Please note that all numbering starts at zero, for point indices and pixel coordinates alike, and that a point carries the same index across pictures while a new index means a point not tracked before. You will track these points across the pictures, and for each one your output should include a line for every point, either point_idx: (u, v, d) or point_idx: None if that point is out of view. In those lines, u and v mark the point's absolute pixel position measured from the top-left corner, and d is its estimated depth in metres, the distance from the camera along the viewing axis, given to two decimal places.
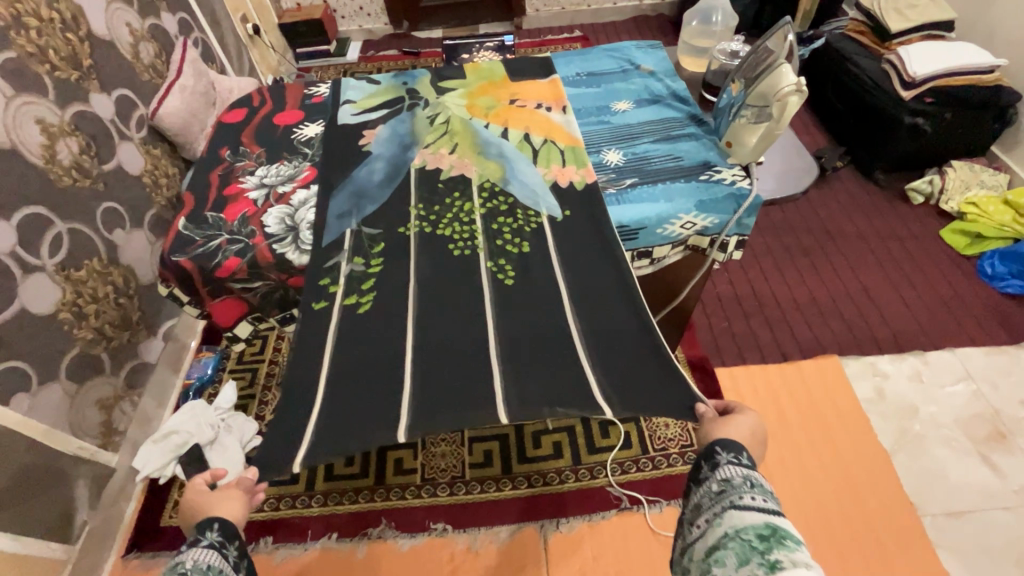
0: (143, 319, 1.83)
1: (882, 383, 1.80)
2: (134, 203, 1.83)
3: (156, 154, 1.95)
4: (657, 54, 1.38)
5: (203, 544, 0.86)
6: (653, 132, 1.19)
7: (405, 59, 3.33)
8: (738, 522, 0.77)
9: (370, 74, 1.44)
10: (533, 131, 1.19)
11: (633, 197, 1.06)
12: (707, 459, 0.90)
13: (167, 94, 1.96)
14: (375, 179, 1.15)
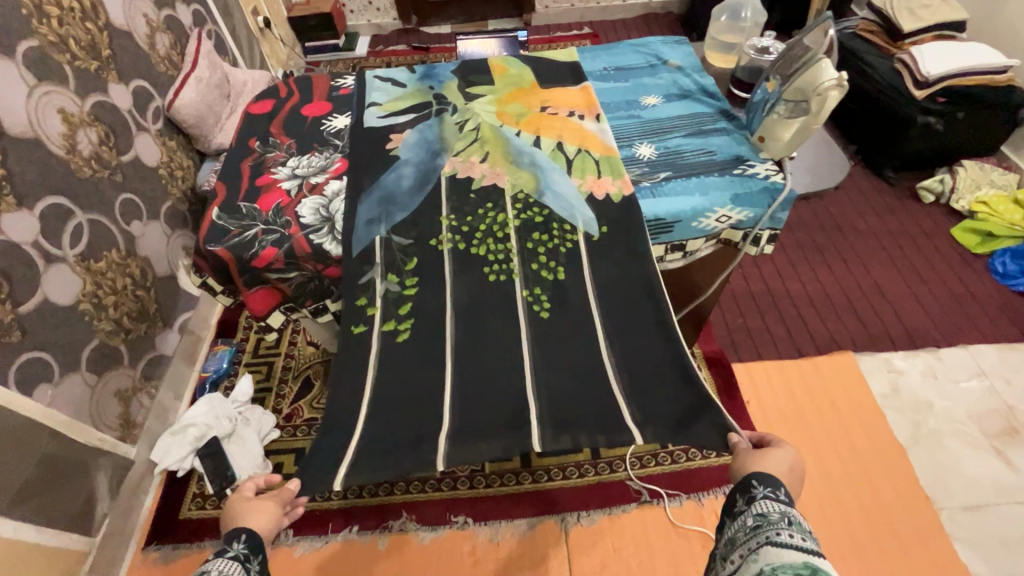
0: (160, 312, 1.82)
1: (897, 379, 1.82)
2: (150, 195, 1.82)
3: (172, 146, 1.94)
4: (685, 50, 1.39)
5: (227, 556, 0.80)
6: (685, 127, 1.19)
7: (414, 54, 3.33)
8: (775, 561, 0.66)
9: (393, 73, 1.40)
10: (566, 140, 1.18)
11: (668, 191, 1.07)
12: (741, 491, 0.79)
13: (183, 86, 1.95)
14: (404, 185, 1.12)
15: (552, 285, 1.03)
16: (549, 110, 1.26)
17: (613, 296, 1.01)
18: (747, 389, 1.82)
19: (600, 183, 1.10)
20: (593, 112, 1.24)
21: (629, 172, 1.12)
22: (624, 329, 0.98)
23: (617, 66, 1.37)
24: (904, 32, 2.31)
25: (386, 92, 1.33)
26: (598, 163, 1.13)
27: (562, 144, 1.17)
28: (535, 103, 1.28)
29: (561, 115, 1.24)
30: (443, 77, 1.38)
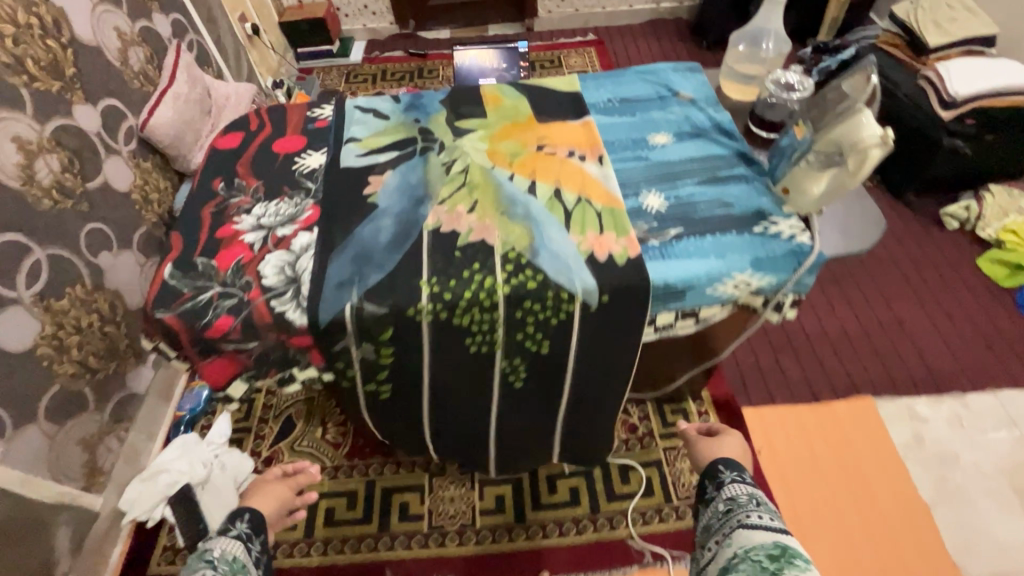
0: (131, 348, 1.70)
1: (920, 427, 1.70)
2: (122, 223, 1.70)
3: (147, 167, 1.82)
4: (698, 80, 1.26)
5: (231, 535, 1.04)
6: (698, 173, 1.06)
7: (412, 61, 3.19)
8: (748, 541, 0.93)
9: (377, 100, 1.27)
10: (566, 187, 1.05)
11: (679, 251, 0.94)
12: (713, 481, 1.13)
13: (159, 104, 1.83)
14: (381, 239, 0.99)
15: (534, 354, 1.00)
16: (546, 148, 1.13)
17: (602, 365, 1.04)
18: (759, 437, 1.70)
19: (601, 241, 0.96)
20: (594, 153, 1.11)
21: (634, 227, 0.99)
22: (589, 384, 1.09)
23: (623, 97, 1.24)
24: (931, 46, 2.16)
25: (367, 125, 1.21)
26: (598, 216, 1.00)
27: (559, 192, 1.05)
28: (529, 141, 1.15)
29: (559, 156, 1.11)
30: (431, 108, 1.25)
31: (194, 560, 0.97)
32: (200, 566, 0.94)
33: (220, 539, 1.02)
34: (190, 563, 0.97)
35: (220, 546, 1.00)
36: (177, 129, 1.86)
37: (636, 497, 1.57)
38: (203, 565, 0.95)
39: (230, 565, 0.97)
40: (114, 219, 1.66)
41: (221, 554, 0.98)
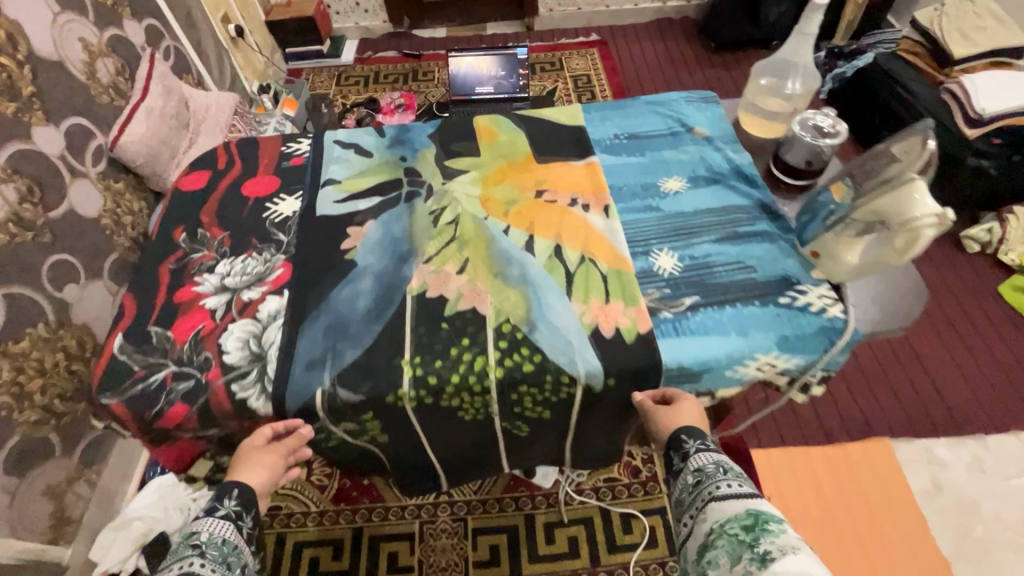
0: None
1: (939, 472, 1.60)
2: (90, 251, 1.59)
3: (119, 189, 1.71)
4: (716, 116, 1.20)
5: (218, 514, 0.81)
6: (713, 227, 1.01)
7: (406, 62, 3.04)
8: (721, 517, 0.75)
9: (358, 136, 1.21)
10: (569, 244, 0.95)
11: (699, 326, 0.89)
12: (675, 449, 0.89)
13: (131, 119, 1.70)
14: (357, 308, 0.95)
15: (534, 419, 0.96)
16: (546, 194, 1.03)
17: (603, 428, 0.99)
18: (767, 481, 1.60)
19: (609, 310, 0.90)
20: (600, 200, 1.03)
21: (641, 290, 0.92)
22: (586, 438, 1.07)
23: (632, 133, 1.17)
24: (955, 58, 2.05)
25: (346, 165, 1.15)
26: (604, 278, 0.93)
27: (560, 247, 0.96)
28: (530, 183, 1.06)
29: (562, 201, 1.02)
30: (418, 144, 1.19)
31: (176, 545, 0.75)
32: (183, 554, 0.73)
33: (206, 518, 0.79)
34: (170, 548, 0.76)
35: (207, 526, 0.78)
36: (150, 147, 1.74)
37: (639, 548, 1.48)
38: (187, 552, 0.73)
39: (221, 551, 0.76)
40: (82, 248, 1.55)
41: (208, 538, 0.77)
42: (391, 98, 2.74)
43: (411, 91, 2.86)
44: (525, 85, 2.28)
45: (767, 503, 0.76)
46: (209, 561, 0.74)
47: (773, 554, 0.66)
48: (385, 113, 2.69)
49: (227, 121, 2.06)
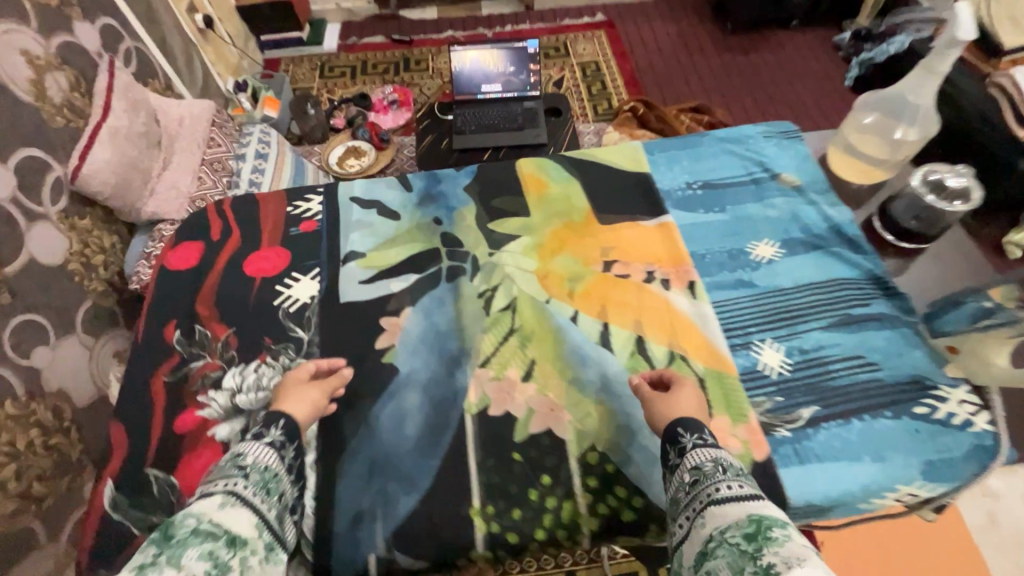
0: (87, 454, 1.41)
1: (994, 506, 1.53)
2: (58, 304, 1.39)
3: (84, 226, 1.49)
4: (801, 164, 1.31)
5: (264, 441, 0.84)
6: (822, 313, 1.09)
7: (395, 49, 2.75)
8: (721, 523, 0.68)
9: (376, 195, 1.31)
10: (654, 338, 1.06)
11: (825, 447, 0.94)
12: (672, 443, 0.85)
13: (92, 144, 1.46)
14: (408, 433, 1.00)
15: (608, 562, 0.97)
16: (619, 270, 1.15)
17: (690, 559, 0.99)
18: (833, 559, 1.48)
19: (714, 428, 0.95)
20: (685, 283, 1.12)
21: (749, 397, 1.00)
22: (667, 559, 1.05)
23: (707, 180, 1.30)
24: (1006, 49, 1.91)
25: (369, 240, 1.23)
26: (707, 384, 1.00)
27: (651, 344, 1.05)
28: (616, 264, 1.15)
29: (652, 287, 1.12)
30: (443, 213, 1.28)
31: (222, 463, 0.78)
32: (229, 471, 0.76)
33: (252, 443, 0.82)
34: (218, 466, 0.78)
35: (252, 451, 0.81)
36: (118, 176, 1.50)
37: None
38: (232, 472, 0.76)
39: (263, 475, 0.78)
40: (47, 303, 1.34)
41: (253, 461, 0.79)
42: (383, 93, 2.52)
43: (403, 85, 2.59)
44: (538, 82, 2.03)
45: (773, 507, 0.69)
46: (252, 483, 0.76)
47: (779, 569, 0.58)
48: (378, 110, 2.48)
49: (204, 136, 1.76)
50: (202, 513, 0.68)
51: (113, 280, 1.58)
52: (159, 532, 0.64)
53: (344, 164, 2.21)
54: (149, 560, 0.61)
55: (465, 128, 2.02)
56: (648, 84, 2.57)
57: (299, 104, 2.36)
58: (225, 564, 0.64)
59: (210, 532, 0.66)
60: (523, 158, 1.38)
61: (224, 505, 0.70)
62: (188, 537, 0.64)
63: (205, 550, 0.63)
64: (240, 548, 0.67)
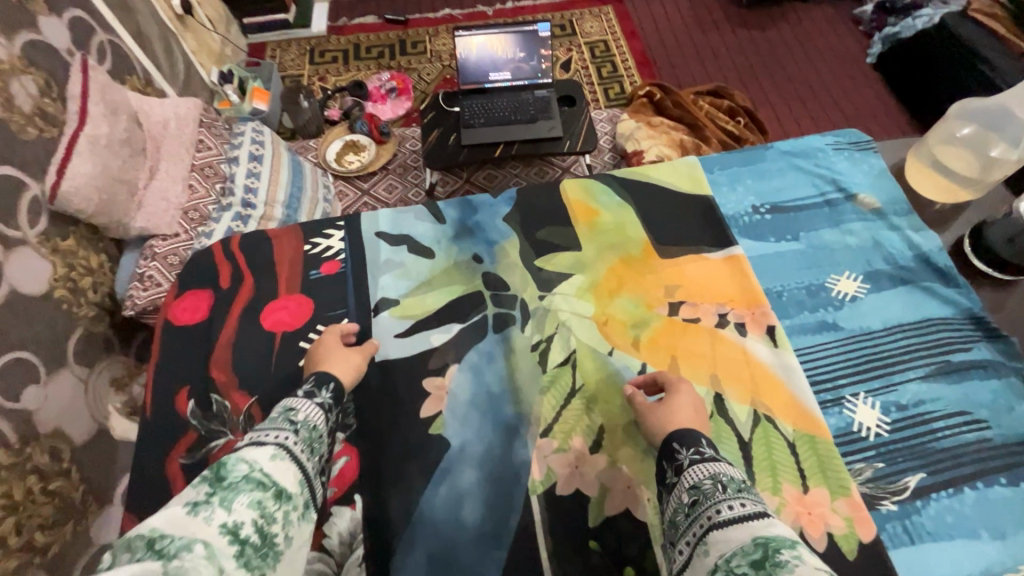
0: (90, 493, 1.31)
1: None
2: (48, 337, 1.26)
3: (69, 248, 1.35)
4: (874, 182, 1.29)
5: (315, 402, 0.89)
6: (918, 360, 1.05)
7: (389, 30, 2.55)
8: (725, 550, 0.67)
9: (405, 231, 1.25)
10: (737, 397, 1.00)
11: (937, 520, 0.90)
12: (669, 461, 0.86)
13: (70, 158, 1.29)
14: (466, 519, 0.92)
15: None
16: (693, 312, 1.11)
17: None
18: None
19: (813, 503, 0.90)
20: (764, 328, 1.08)
21: (846, 463, 0.95)
22: None
23: (773, 203, 1.27)
24: None
25: (402, 283, 1.18)
26: (800, 450, 0.95)
27: (732, 402, 1.00)
28: (682, 308, 1.11)
29: (726, 334, 1.07)
30: (481, 249, 1.23)
31: (274, 417, 0.83)
32: (281, 426, 0.80)
33: (303, 401, 0.87)
34: (270, 419, 0.83)
35: (303, 409, 0.86)
36: (103, 191, 1.34)
37: None
38: (284, 426, 0.80)
39: (310, 434, 0.83)
40: (32, 338, 1.22)
41: (304, 420, 0.84)
42: (379, 81, 2.31)
43: (401, 71, 2.40)
44: (551, 69, 1.86)
45: (776, 527, 0.69)
46: (300, 440, 0.80)
47: None
48: (375, 100, 2.27)
49: (192, 139, 1.59)
50: (255, 462, 0.71)
51: (104, 303, 1.44)
52: (213, 472, 0.67)
53: (343, 160, 2.03)
54: (203, 500, 0.62)
55: (474, 121, 1.84)
56: (661, 65, 2.36)
57: (290, 95, 2.18)
58: (270, 516, 0.66)
59: (260, 482, 0.68)
60: (568, 180, 1.32)
61: (275, 457, 0.73)
62: (240, 483, 0.66)
63: (254, 499, 0.66)
64: (284, 501, 0.69)
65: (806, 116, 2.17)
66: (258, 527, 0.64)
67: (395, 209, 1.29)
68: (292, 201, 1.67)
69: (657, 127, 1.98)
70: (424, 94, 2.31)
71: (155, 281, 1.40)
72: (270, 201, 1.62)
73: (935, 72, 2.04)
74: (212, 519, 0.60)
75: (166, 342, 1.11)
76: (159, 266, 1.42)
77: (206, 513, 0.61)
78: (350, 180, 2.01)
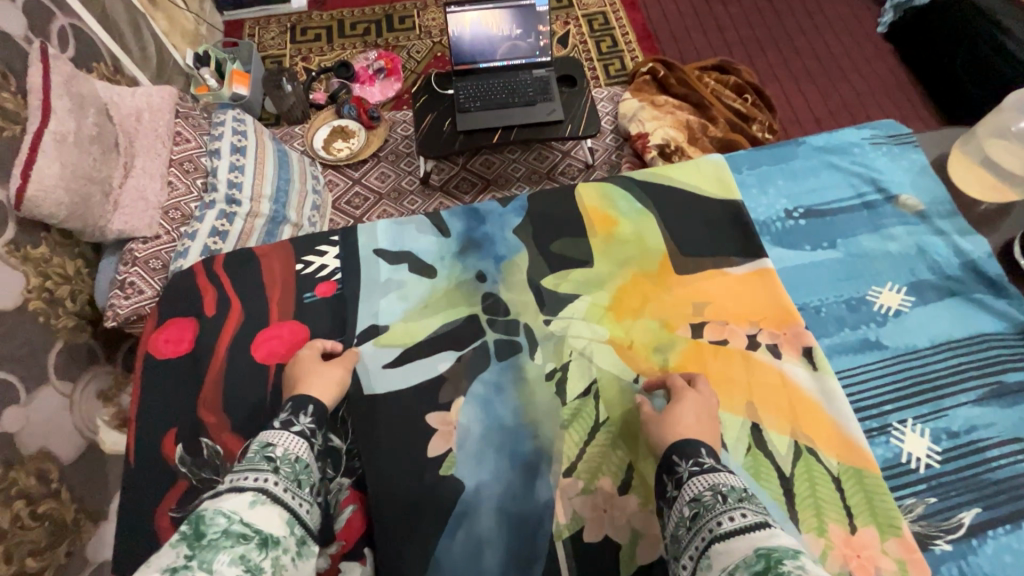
0: (84, 511, 1.16)
1: None
2: (24, 353, 1.10)
3: (43, 254, 1.17)
4: (916, 181, 1.29)
5: (294, 431, 0.81)
6: (969, 382, 1.04)
7: (373, 6, 2.37)
8: (727, 563, 0.63)
9: (404, 246, 1.20)
10: (778, 426, 0.98)
11: (995, 556, 0.88)
12: (669, 474, 0.81)
13: (35, 157, 1.10)
14: (488, 568, 0.88)
15: None
16: (730, 330, 1.08)
17: None
18: None
19: (861, 545, 0.88)
20: (800, 350, 1.05)
21: (895, 500, 0.93)
22: None
23: (807, 206, 1.26)
24: None
25: (399, 305, 1.12)
26: (846, 486, 0.93)
27: (772, 432, 0.98)
28: (711, 326, 1.08)
29: (760, 357, 1.05)
30: (485, 265, 1.18)
31: (251, 456, 0.75)
32: (258, 466, 0.72)
33: (280, 433, 0.80)
34: (247, 457, 0.75)
35: (281, 442, 0.78)
36: (74, 193, 1.15)
37: None
38: (263, 465, 0.73)
39: (294, 468, 0.76)
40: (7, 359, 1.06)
41: (283, 454, 0.76)
42: (366, 60, 2.16)
43: (389, 49, 2.25)
44: (549, 46, 1.74)
45: (778, 536, 0.64)
46: (283, 478, 0.73)
47: None
48: (363, 82, 2.13)
49: (169, 131, 1.41)
50: (233, 512, 0.63)
51: (84, 313, 1.26)
52: (189, 527, 0.59)
53: (331, 148, 1.92)
54: (181, 564, 0.55)
55: (469, 105, 1.71)
56: (662, 38, 2.20)
57: (272, 79, 2.02)
58: (258, 567, 0.59)
59: (243, 533, 0.61)
60: (583, 184, 1.29)
61: (255, 503, 0.66)
62: (219, 538, 0.59)
63: (237, 553, 0.58)
64: (272, 548, 0.63)
65: (814, 93, 2.06)
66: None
67: (394, 222, 1.24)
68: (280, 196, 1.50)
69: (662, 107, 1.88)
70: (413, 74, 2.17)
71: (138, 288, 1.24)
72: (257, 195, 1.44)
73: (948, 41, 1.94)
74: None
75: (146, 377, 1.06)
76: (141, 271, 1.26)
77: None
78: (340, 168, 1.90)
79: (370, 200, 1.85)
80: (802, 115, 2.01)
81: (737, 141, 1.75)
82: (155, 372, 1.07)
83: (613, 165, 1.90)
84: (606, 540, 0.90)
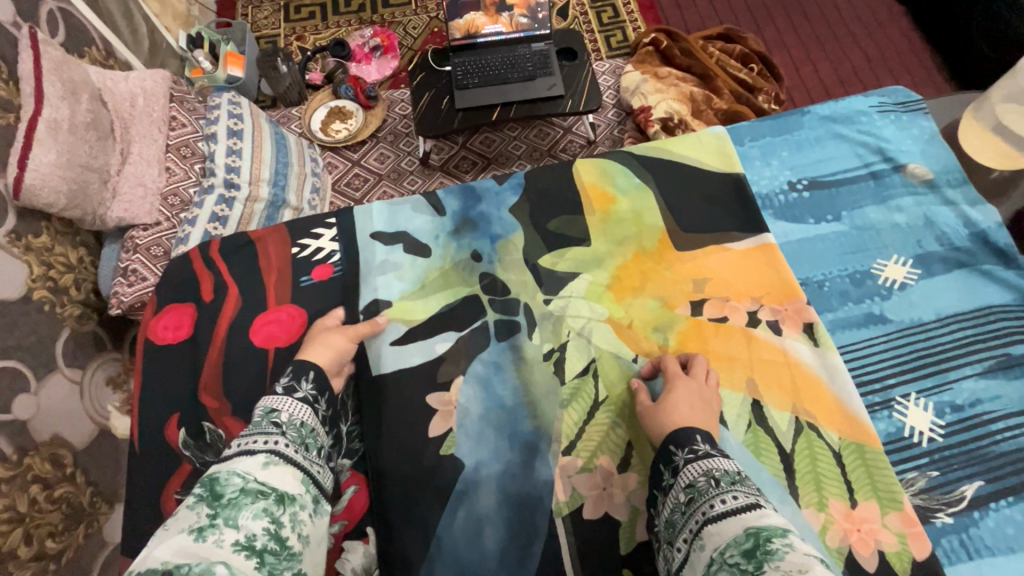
0: (100, 495, 1.17)
1: None
2: (31, 342, 1.09)
3: (45, 242, 1.16)
4: (925, 150, 1.25)
5: (297, 397, 0.84)
6: (975, 355, 1.03)
7: None
8: (720, 543, 0.64)
9: (400, 228, 1.19)
10: (779, 403, 0.98)
11: (997, 531, 0.88)
12: (665, 463, 0.81)
13: (30, 145, 1.07)
14: (489, 546, 0.89)
15: None
16: (732, 306, 1.07)
17: None
18: None
19: (861, 519, 0.88)
20: (801, 325, 1.04)
21: (897, 474, 0.93)
22: None
23: (811, 178, 1.23)
24: None
25: (395, 286, 1.12)
26: (848, 461, 0.93)
27: (772, 409, 0.97)
28: (710, 303, 1.07)
29: (763, 335, 1.04)
30: (480, 244, 1.17)
31: (257, 420, 0.77)
32: (267, 429, 0.75)
33: (284, 399, 0.82)
34: (253, 423, 0.77)
35: (286, 407, 0.80)
36: (72, 180, 1.13)
37: None
38: (270, 429, 0.76)
39: (300, 431, 0.78)
40: (17, 349, 1.05)
41: (289, 418, 0.79)
42: (362, 38, 2.11)
43: (385, 25, 2.19)
44: (546, 18, 1.70)
45: (767, 515, 0.65)
46: (291, 440, 0.76)
47: None
48: (359, 60, 2.08)
49: (164, 116, 1.39)
50: (247, 473, 0.67)
51: (90, 300, 1.27)
52: (205, 489, 0.63)
53: (329, 129, 1.89)
54: (205, 523, 0.59)
55: (467, 81, 1.67)
56: (665, 7, 2.12)
57: (268, 60, 1.97)
58: (279, 521, 0.64)
59: (259, 491, 0.65)
60: (581, 160, 1.26)
61: (268, 464, 0.70)
62: (238, 496, 0.63)
63: (259, 508, 0.63)
64: (289, 504, 0.67)
65: (823, 61, 2.00)
66: (272, 534, 0.62)
67: (390, 204, 1.22)
68: (279, 179, 1.48)
69: (664, 79, 1.83)
70: (410, 51, 2.12)
71: (141, 275, 1.24)
72: (256, 179, 1.42)
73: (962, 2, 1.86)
74: (222, 539, 0.58)
75: (149, 363, 1.07)
76: (142, 259, 1.25)
77: (214, 536, 0.58)
78: (339, 150, 1.89)
79: (370, 181, 1.83)
80: (810, 84, 1.95)
81: (741, 112, 1.70)
82: (157, 358, 1.08)
83: (615, 141, 1.87)
84: (606, 516, 0.91)
